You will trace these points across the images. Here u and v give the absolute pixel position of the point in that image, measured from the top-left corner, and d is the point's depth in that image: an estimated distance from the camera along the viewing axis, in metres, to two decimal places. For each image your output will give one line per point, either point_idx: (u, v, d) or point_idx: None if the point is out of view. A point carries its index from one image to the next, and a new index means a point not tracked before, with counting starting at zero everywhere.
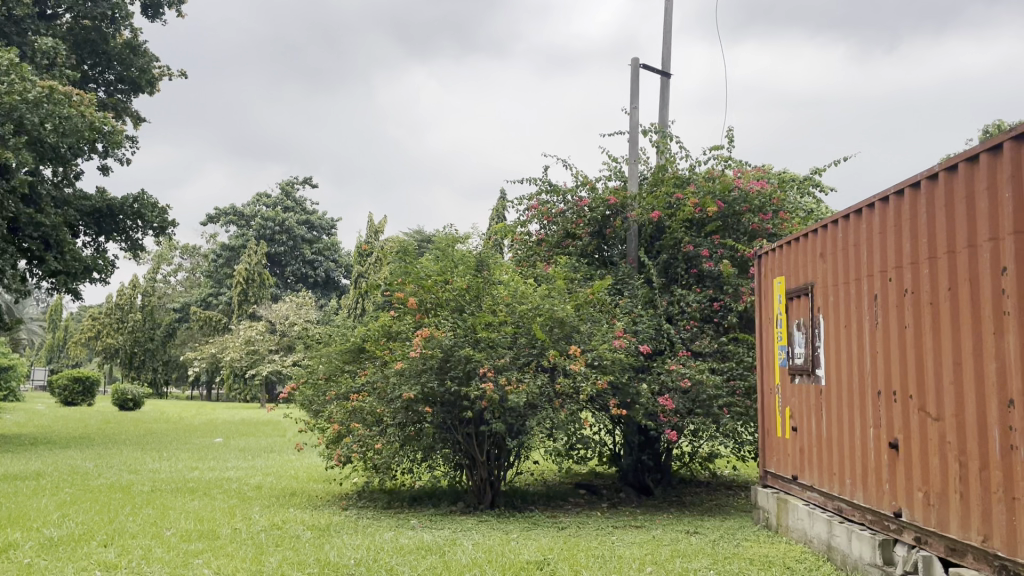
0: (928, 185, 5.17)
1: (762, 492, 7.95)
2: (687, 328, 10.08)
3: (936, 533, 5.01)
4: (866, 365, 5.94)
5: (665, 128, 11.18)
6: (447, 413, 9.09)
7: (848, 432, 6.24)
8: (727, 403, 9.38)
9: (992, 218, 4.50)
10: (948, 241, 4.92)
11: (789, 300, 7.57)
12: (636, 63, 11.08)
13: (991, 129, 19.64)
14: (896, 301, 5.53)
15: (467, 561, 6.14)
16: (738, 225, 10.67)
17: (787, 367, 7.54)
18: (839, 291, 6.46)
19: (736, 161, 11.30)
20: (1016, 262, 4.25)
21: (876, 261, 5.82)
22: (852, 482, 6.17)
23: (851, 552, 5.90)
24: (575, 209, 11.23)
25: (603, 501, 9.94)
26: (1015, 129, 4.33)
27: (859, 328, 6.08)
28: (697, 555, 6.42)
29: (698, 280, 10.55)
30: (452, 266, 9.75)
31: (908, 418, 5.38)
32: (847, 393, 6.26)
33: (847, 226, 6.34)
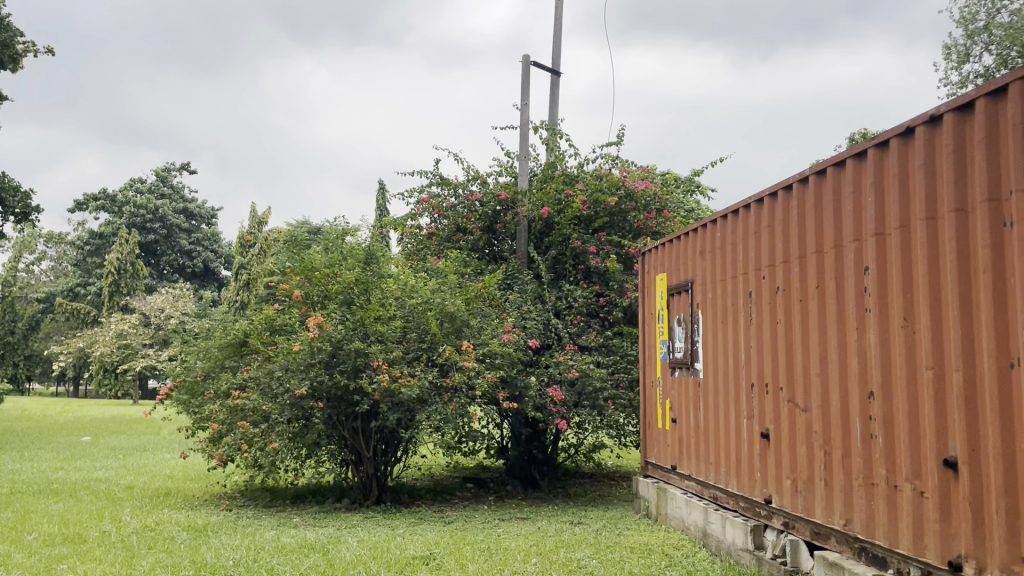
0: (799, 188, 5.46)
1: (642, 482, 8.21)
2: (574, 322, 10.26)
3: (802, 518, 5.29)
4: (741, 357, 6.22)
5: (554, 125, 11.27)
6: (334, 408, 8.91)
7: (723, 420, 6.51)
8: (612, 395, 9.57)
9: (856, 220, 4.80)
10: (816, 242, 5.22)
11: (670, 296, 7.82)
12: (528, 60, 11.14)
13: (856, 138, 20.94)
14: (769, 297, 5.81)
15: (351, 559, 6.03)
16: (623, 222, 10.89)
17: (668, 361, 7.80)
18: (716, 287, 6.74)
19: (621, 160, 11.56)
20: (877, 262, 4.55)
21: (751, 259, 6.10)
22: (727, 471, 6.44)
23: (724, 538, 6.16)
24: (466, 203, 11.15)
25: (489, 494, 9.99)
26: (877, 137, 4.63)
27: (734, 324, 6.36)
28: (580, 545, 6.55)
29: (585, 275, 10.73)
30: (340, 260, 9.48)
31: (777, 409, 5.67)
32: (722, 385, 6.54)
33: (725, 226, 6.61)
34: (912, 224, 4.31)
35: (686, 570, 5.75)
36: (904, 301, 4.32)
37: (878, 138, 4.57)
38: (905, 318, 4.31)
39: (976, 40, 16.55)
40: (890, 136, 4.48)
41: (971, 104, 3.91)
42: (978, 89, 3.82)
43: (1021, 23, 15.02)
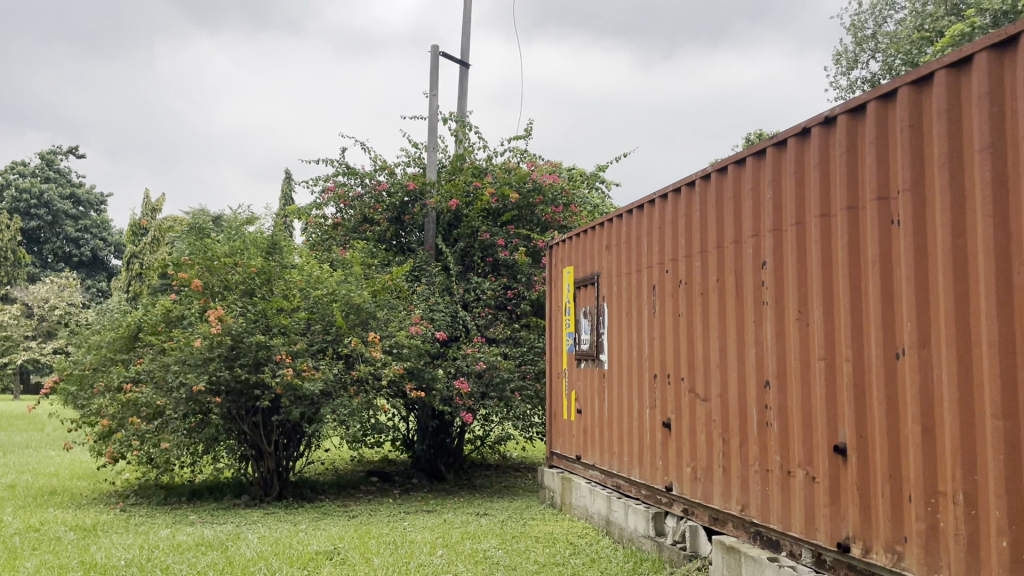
0: (701, 185, 5.62)
1: (547, 473, 8.30)
2: (482, 314, 10.26)
3: (701, 504, 5.46)
4: (645, 349, 6.36)
5: (463, 117, 11.23)
6: (233, 403, 8.63)
7: (627, 410, 6.65)
8: (519, 387, 9.66)
9: (755, 217, 4.98)
10: (717, 237, 5.39)
11: (577, 289, 7.92)
12: (437, 50, 11.06)
13: (751, 138, 21.72)
14: (671, 290, 5.97)
15: (251, 555, 5.87)
16: (531, 216, 10.98)
17: (574, 353, 7.91)
18: (621, 280, 6.87)
19: (529, 154, 11.63)
20: (774, 257, 4.74)
21: (654, 252, 6.26)
22: (629, 460, 6.58)
23: (627, 525, 6.30)
24: (373, 193, 10.96)
25: (394, 488, 9.90)
26: (775, 136, 4.81)
27: (638, 316, 6.51)
28: (486, 536, 6.58)
29: (492, 268, 10.74)
30: (241, 249, 9.12)
31: (679, 399, 5.83)
32: (626, 376, 6.68)
33: (630, 220, 6.75)
34: (807, 221, 4.50)
35: (589, 557, 5.86)
36: (799, 294, 4.51)
37: (776, 137, 4.75)
38: (799, 311, 4.50)
39: (863, 48, 17.40)
40: (787, 135, 4.66)
41: (862, 107, 4.10)
42: (869, 92, 4.01)
43: (904, 34, 15.89)
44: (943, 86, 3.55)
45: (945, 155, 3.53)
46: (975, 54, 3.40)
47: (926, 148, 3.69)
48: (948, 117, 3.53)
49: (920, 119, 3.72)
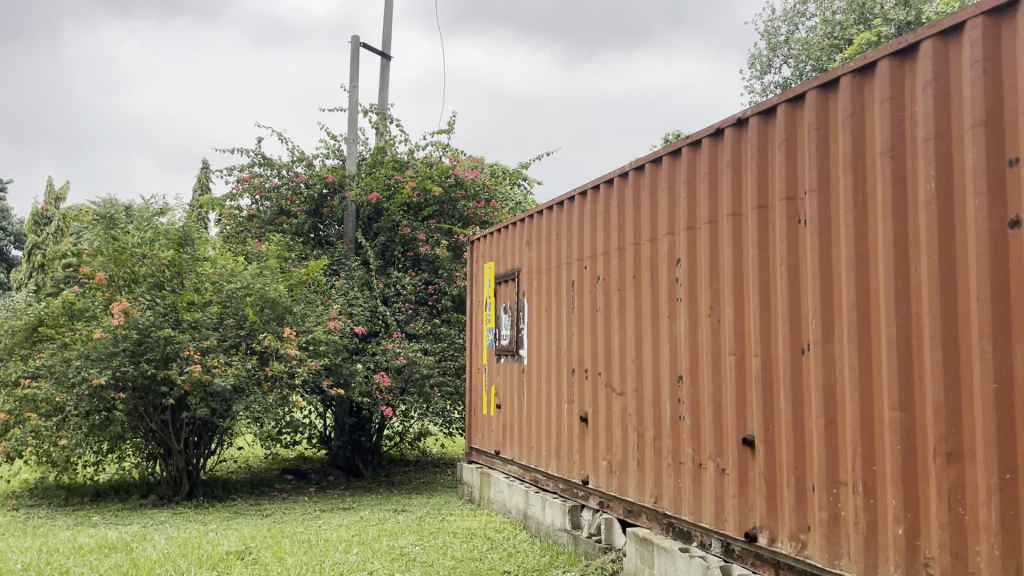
0: (619, 182, 5.70)
1: (466, 468, 8.29)
2: (402, 310, 10.17)
3: (617, 497, 5.53)
4: (564, 345, 6.42)
5: (384, 109, 11.10)
6: (140, 400, 8.32)
7: (545, 405, 6.69)
8: (439, 383, 9.57)
9: (670, 214, 5.08)
10: (634, 234, 5.47)
11: (497, 284, 7.93)
12: (357, 41, 10.89)
13: (671, 138, 22.12)
14: (590, 286, 6.04)
15: (157, 557, 5.68)
16: (453, 210, 10.94)
17: (494, 348, 7.92)
18: (542, 276, 6.91)
19: (452, 149, 11.57)
20: (688, 254, 4.85)
21: (574, 249, 6.31)
22: (548, 454, 6.62)
23: (544, 519, 6.35)
24: (290, 184, 10.70)
25: (310, 486, 9.72)
26: (690, 136, 4.92)
27: (558, 311, 6.55)
28: (403, 533, 6.52)
29: (413, 262, 10.65)
30: (151, 239, 8.68)
31: (596, 394, 5.90)
32: (545, 371, 6.73)
33: (550, 216, 6.79)
34: (719, 219, 4.62)
35: (506, 552, 5.88)
36: (711, 291, 4.62)
37: (691, 137, 4.85)
38: (711, 307, 4.62)
39: (776, 54, 17.94)
40: (702, 135, 4.76)
41: (772, 110, 4.22)
42: (779, 95, 4.13)
43: (816, 40, 16.46)
44: (847, 91, 3.68)
45: (848, 158, 3.67)
46: (877, 61, 3.54)
47: (831, 151, 3.82)
48: (852, 121, 3.66)
49: (826, 122, 3.85)
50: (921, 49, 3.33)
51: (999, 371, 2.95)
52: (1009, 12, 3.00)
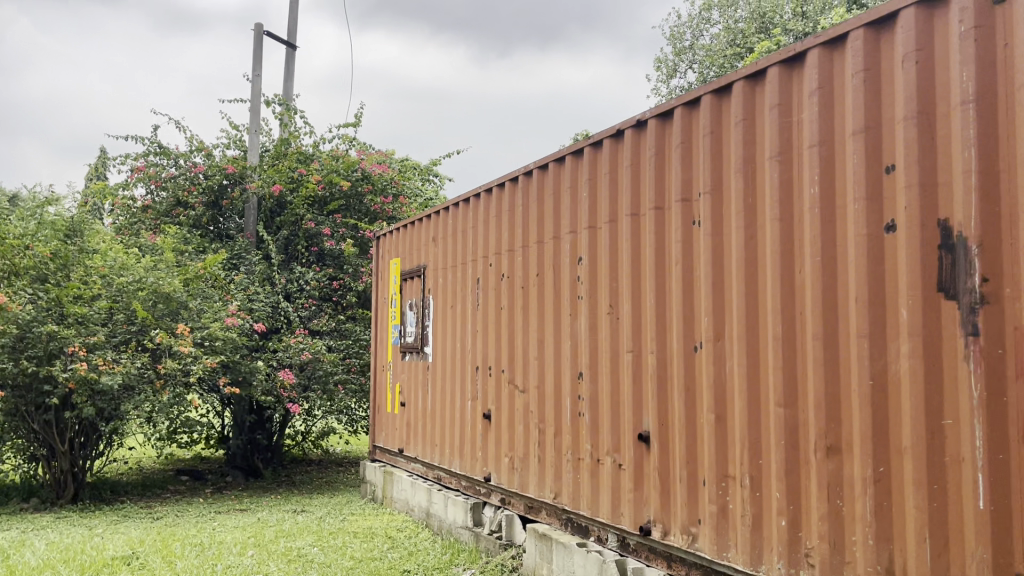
0: (523, 180, 5.73)
1: (369, 466, 8.18)
2: (305, 306, 9.96)
3: (518, 494, 5.55)
4: (468, 342, 6.40)
5: (289, 100, 10.84)
6: (19, 400, 7.93)
7: (449, 402, 6.66)
8: (343, 380, 9.47)
9: (572, 212, 5.13)
10: (538, 232, 5.50)
11: (403, 280, 7.85)
12: (262, 29, 10.61)
13: (581, 137, 22.40)
14: (494, 283, 6.04)
15: (35, 564, 5.39)
16: (359, 205, 10.78)
17: (398, 345, 7.84)
18: (447, 272, 6.88)
19: (359, 142, 11.39)
20: (589, 252, 4.91)
21: (479, 246, 6.31)
22: (451, 451, 6.60)
23: (445, 517, 6.33)
24: (187, 174, 10.30)
25: (206, 487, 9.41)
26: (592, 136, 4.98)
27: (462, 309, 6.53)
28: (301, 533, 6.39)
29: (318, 258, 10.45)
30: (36, 229, 8.25)
31: (499, 391, 5.91)
32: (449, 369, 6.70)
33: (456, 213, 6.76)
34: (620, 219, 4.69)
35: (407, 551, 5.82)
36: (611, 289, 4.69)
37: (593, 138, 4.91)
38: (611, 305, 4.69)
39: (681, 59, 18.39)
40: (603, 136, 4.82)
41: (669, 113, 4.31)
42: (676, 98, 4.22)
43: (719, 46, 16.97)
44: (739, 97, 3.79)
45: (739, 162, 3.78)
46: (767, 68, 3.66)
47: (725, 154, 3.93)
48: (744, 126, 3.77)
49: (720, 126, 3.96)
50: (808, 58, 3.45)
51: (874, 368, 3.09)
52: (887, 25, 3.14)
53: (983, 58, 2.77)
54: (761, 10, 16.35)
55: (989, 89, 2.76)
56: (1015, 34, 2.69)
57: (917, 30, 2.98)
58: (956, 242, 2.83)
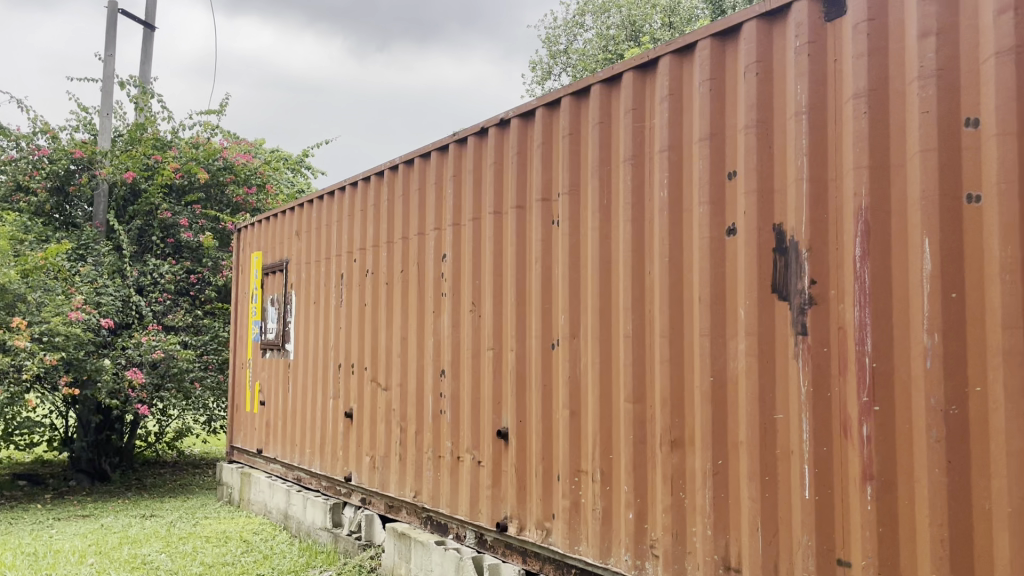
0: (389, 175, 5.65)
1: (226, 468, 7.88)
2: (160, 300, 9.48)
3: (378, 493, 5.47)
4: (330, 339, 6.26)
5: (146, 83, 10.29)
6: None
7: (310, 400, 6.49)
8: (198, 377, 9.09)
9: (437, 209, 5.09)
10: (403, 228, 5.44)
11: (265, 275, 7.60)
12: (117, 7, 10.01)
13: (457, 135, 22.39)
14: (358, 279, 5.93)
15: None
16: (221, 196, 10.40)
17: (259, 342, 7.58)
18: (310, 267, 6.70)
19: (223, 130, 10.97)
20: (453, 250, 4.89)
21: (343, 241, 6.18)
22: (311, 451, 6.44)
23: (304, 519, 6.17)
24: (30, 158, 9.63)
25: (46, 492, 8.81)
26: (457, 132, 4.96)
27: (326, 306, 6.38)
28: (148, 539, 6.06)
29: (174, 250, 9.95)
30: None
31: (361, 389, 5.80)
32: (311, 366, 6.53)
33: (321, 207, 6.60)
34: (483, 216, 4.70)
35: (262, 554, 5.64)
36: (472, 286, 4.69)
37: (458, 135, 4.90)
38: (472, 303, 4.69)
39: (555, 62, 18.67)
40: (468, 133, 4.81)
41: (531, 113, 4.35)
42: (537, 99, 4.27)
43: (592, 52, 17.36)
44: (597, 100, 3.88)
45: (596, 164, 3.86)
46: (623, 73, 3.75)
47: (582, 155, 4.00)
48: (601, 128, 3.86)
49: (579, 128, 4.03)
50: (660, 65, 3.56)
51: (714, 365, 3.22)
52: (731, 37, 3.28)
53: (815, 73, 2.94)
54: (632, 18, 16.81)
55: (819, 102, 2.92)
56: (842, 51, 2.86)
57: (757, 44, 3.13)
58: (789, 245, 2.98)
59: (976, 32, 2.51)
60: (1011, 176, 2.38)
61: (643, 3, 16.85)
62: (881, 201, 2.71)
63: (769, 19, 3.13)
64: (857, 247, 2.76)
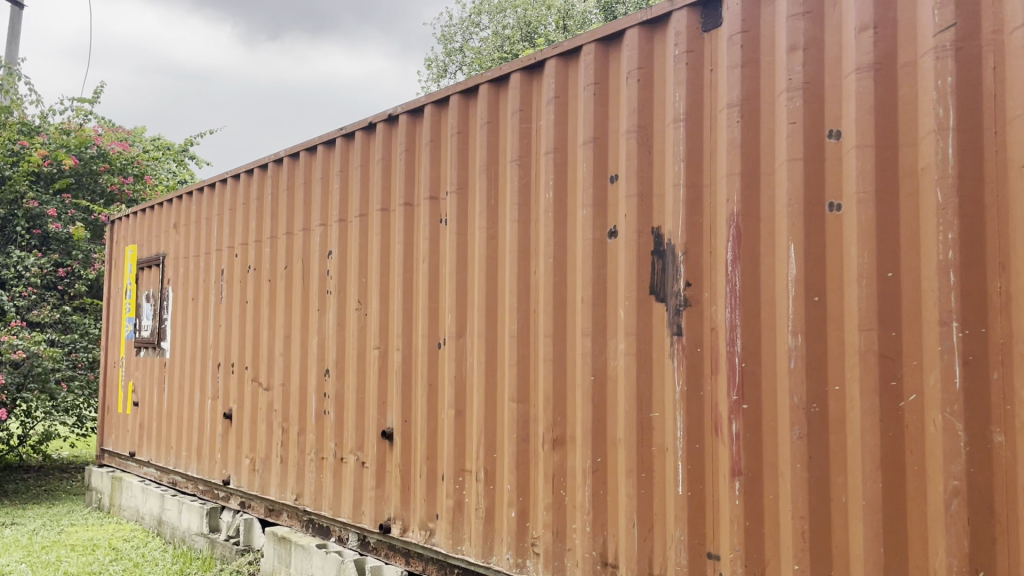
0: (273, 168, 5.49)
1: (95, 472, 7.48)
2: (24, 295, 8.88)
3: (258, 496, 5.31)
4: (209, 336, 6.03)
5: (12, 63, 9.63)
6: None
7: (187, 401, 6.23)
8: (65, 377, 8.60)
9: (323, 204, 4.98)
10: (287, 223, 5.29)
11: (140, 270, 7.25)
12: None
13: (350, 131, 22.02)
14: (239, 276, 5.74)
15: None
16: (94, 185, 9.89)
17: (132, 340, 7.22)
18: (189, 262, 6.43)
19: (98, 117, 10.44)
20: (339, 247, 4.80)
21: (224, 236, 5.96)
22: (187, 454, 6.19)
23: (179, 524, 5.93)
24: None
25: None
26: (344, 127, 4.87)
27: (205, 303, 6.15)
28: (6, 550, 5.67)
29: (41, 241, 9.32)
30: None
31: (242, 389, 5.61)
32: (188, 365, 6.27)
33: (201, 199, 6.35)
34: (370, 213, 4.63)
35: (132, 562, 5.37)
36: (358, 284, 4.61)
37: (344, 129, 4.80)
38: (358, 301, 4.61)
39: (452, 60, 18.63)
40: (356, 127, 4.72)
41: (419, 110, 4.31)
42: (425, 96, 4.23)
43: (488, 52, 17.41)
44: (485, 100, 3.88)
45: (483, 163, 3.86)
46: (510, 73, 3.76)
47: (470, 155, 4.00)
48: (488, 128, 3.86)
49: (467, 127, 4.02)
50: (546, 67, 3.59)
51: (595, 364, 3.27)
52: (615, 43, 3.34)
53: (692, 81, 3.02)
54: (527, 19, 16.90)
55: (696, 111, 3.01)
56: (718, 62, 2.96)
57: (639, 50, 3.19)
58: (666, 248, 3.06)
59: (839, 50, 2.65)
60: (869, 187, 2.52)
61: (539, 5, 16.96)
62: (752, 207, 2.82)
63: (650, 27, 3.20)
64: (729, 250, 2.86)
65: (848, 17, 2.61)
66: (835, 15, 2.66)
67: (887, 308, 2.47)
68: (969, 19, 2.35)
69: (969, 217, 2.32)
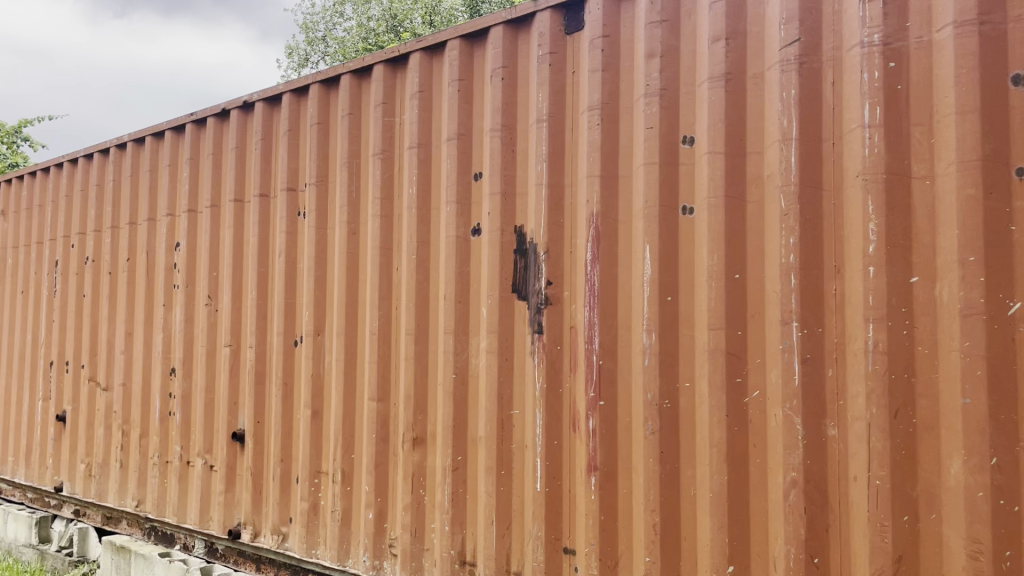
0: (116, 153, 5.13)
1: None
2: None
3: (94, 503, 4.95)
4: (41, 332, 5.57)
5: None
6: None
7: (15, 402, 5.75)
8: None
9: (170, 194, 4.70)
10: (130, 212, 4.96)
11: None
12: None
13: None
14: (76, 267, 5.34)
15: None
16: None
17: None
18: (18, 252, 5.92)
19: None
20: (188, 239, 4.54)
21: (59, 224, 5.53)
22: (14, 459, 5.70)
23: (5, 536, 5.46)
24: None
25: None
26: (195, 112, 4.61)
27: (37, 295, 5.68)
28: None
29: None
30: None
31: (77, 389, 5.22)
32: (16, 363, 5.78)
33: (33, 184, 5.86)
34: (222, 204, 4.41)
35: None
36: (209, 278, 4.39)
37: (195, 115, 4.55)
38: (208, 296, 4.38)
39: (314, 49, 18.12)
40: (209, 113, 4.48)
41: (277, 98, 4.15)
42: (284, 84, 4.07)
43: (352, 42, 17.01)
44: (346, 90, 3.77)
45: (344, 156, 3.75)
46: (373, 65, 3.68)
47: (331, 147, 3.88)
48: (350, 119, 3.76)
49: (327, 118, 3.90)
50: (410, 61, 3.53)
51: (456, 362, 3.25)
52: (479, 40, 3.33)
53: (555, 82, 3.05)
54: (393, 11, 16.66)
55: (558, 112, 3.05)
56: (580, 64, 3.00)
57: (503, 48, 3.20)
58: (529, 247, 3.08)
59: (694, 58, 2.75)
60: (719, 192, 2.62)
61: None
62: (610, 208, 2.88)
63: (514, 27, 3.21)
64: (589, 250, 2.90)
65: (701, 28, 2.71)
66: (691, 25, 2.75)
67: (734, 308, 2.57)
68: (811, 35, 2.48)
69: (809, 222, 2.46)
